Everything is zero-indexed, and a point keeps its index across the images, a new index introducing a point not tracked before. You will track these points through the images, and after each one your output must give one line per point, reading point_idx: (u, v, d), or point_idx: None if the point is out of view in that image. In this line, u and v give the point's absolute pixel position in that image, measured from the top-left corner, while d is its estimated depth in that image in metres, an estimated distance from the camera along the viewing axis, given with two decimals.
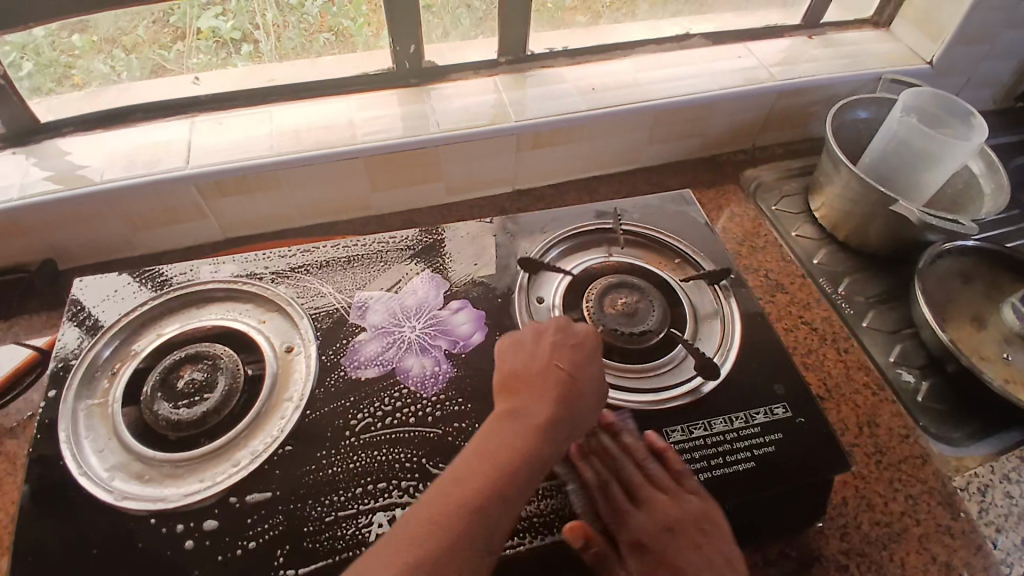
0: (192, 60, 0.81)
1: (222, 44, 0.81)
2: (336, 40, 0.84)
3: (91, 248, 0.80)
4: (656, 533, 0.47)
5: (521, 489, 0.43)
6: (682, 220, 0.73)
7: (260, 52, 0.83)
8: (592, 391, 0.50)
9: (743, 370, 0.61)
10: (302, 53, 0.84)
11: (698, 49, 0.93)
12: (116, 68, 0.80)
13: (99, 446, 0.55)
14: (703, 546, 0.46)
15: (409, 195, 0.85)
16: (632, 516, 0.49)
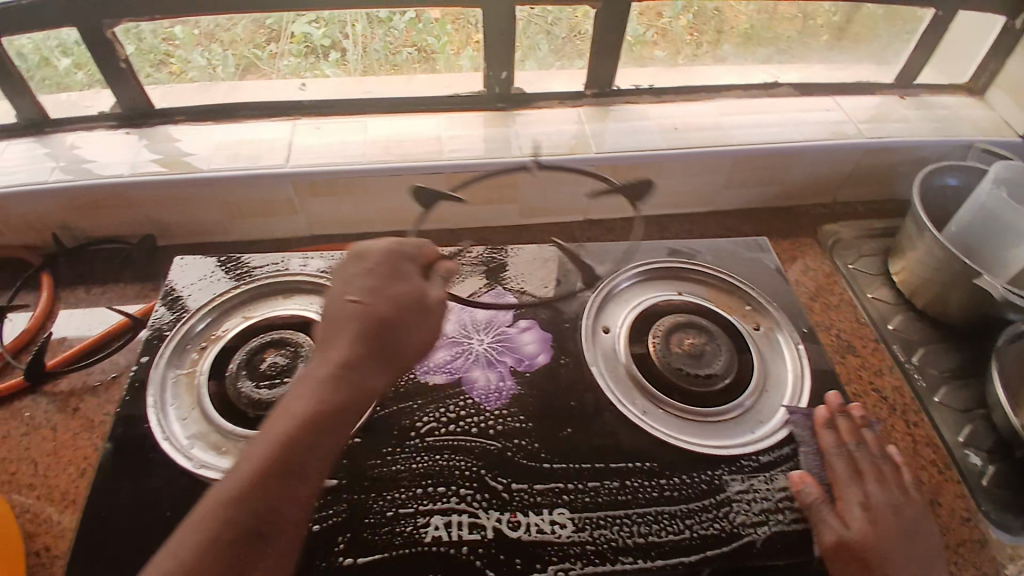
0: (282, 63, 0.85)
1: (312, 50, 0.84)
2: (418, 56, 0.86)
3: (186, 229, 0.85)
4: (882, 506, 0.54)
5: (327, 434, 0.45)
6: (758, 268, 0.73)
7: (347, 61, 0.86)
8: (389, 322, 0.52)
9: (806, 426, 0.60)
10: (388, 66, 0.87)
11: (785, 98, 0.93)
12: (213, 63, 0.85)
13: (183, 415, 0.59)
14: (918, 536, 0.53)
15: (484, 213, 0.88)
16: (863, 485, 0.55)
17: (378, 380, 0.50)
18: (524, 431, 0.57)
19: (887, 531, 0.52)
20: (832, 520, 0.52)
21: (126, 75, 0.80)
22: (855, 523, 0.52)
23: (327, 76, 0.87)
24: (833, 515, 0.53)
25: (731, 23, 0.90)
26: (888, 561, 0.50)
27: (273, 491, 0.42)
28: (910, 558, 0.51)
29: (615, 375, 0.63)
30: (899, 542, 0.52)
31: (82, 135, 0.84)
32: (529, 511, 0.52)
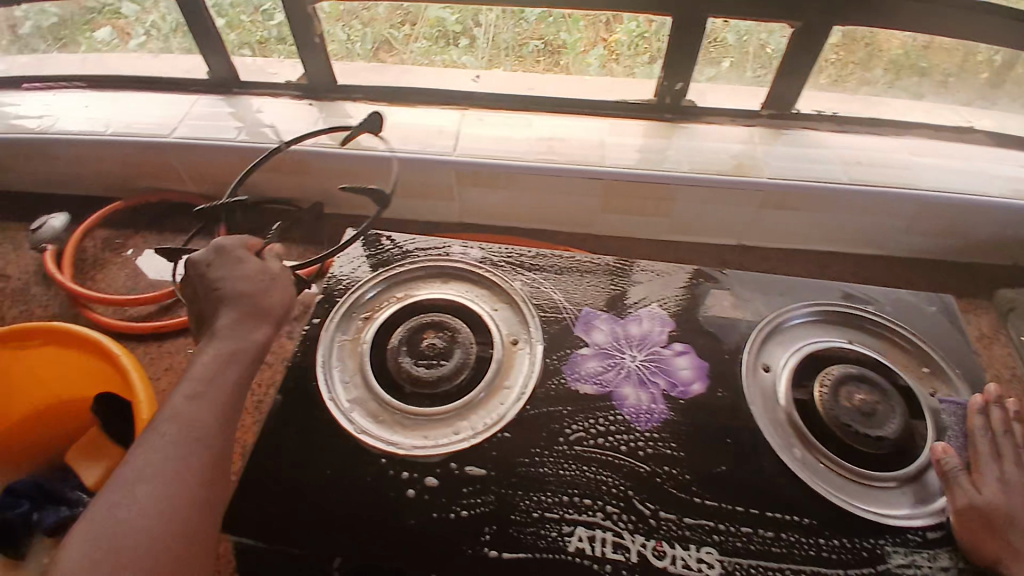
0: (415, 45, 0.87)
1: (443, 34, 0.85)
2: (544, 50, 0.85)
3: (348, 200, 0.90)
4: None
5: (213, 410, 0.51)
6: (939, 330, 0.68)
7: (475, 47, 0.86)
8: (248, 297, 0.57)
9: (958, 413, 0.61)
10: (515, 57, 0.86)
11: (978, 148, 0.83)
12: (352, 38, 0.86)
13: (345, 378, 0.61)
14: None
15: (634, 224, 0.87)
16: (1008, 464, 0.56)
17: (255, 336, 0.56)
18: (677, 459, 0.56)
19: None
20: (966, 487, 0.55)
21: (317, 48, 0.84)
22: (991, 491, 0.54)
23: (460, 63, 0.88)
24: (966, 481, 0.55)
25: (882, 48, 0.79)
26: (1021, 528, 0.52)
27: (191, 474, 0.47)
28: None
29: (773, 418, 0.60)
30: None
31: (268, 100, 0.90)
32: (676, 542, 0.51)
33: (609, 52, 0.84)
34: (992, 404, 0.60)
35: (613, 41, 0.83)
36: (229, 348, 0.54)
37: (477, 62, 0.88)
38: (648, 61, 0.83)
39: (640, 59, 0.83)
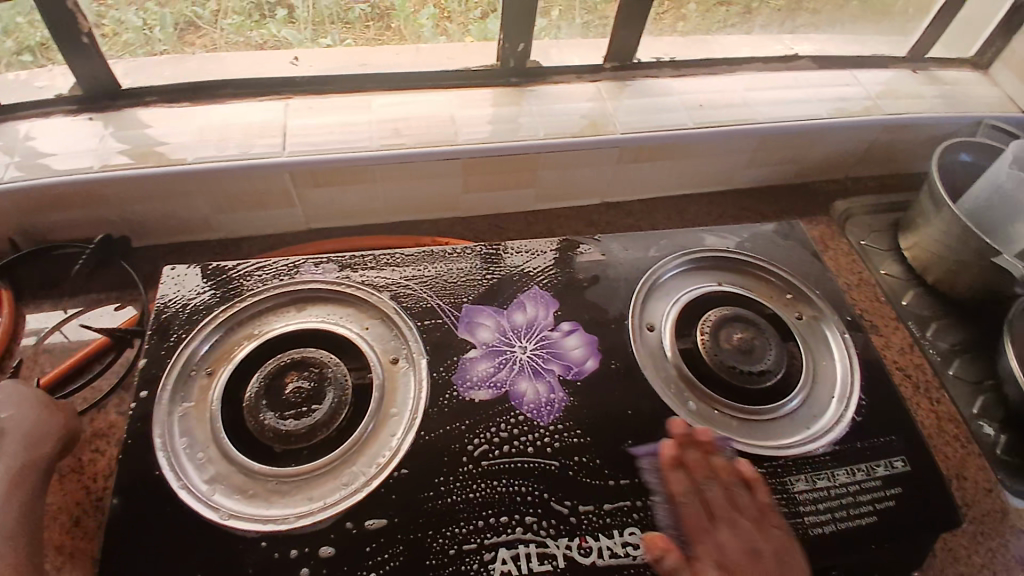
0: (226, 21, 0.75)
1: (257, 7, 0.75)
2: (372, 12, 0.78)
3: (166, 225, 0.76)
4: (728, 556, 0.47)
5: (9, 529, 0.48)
6: (794, 254, 0.71)
7: (296, 18, 0.76)
8: (18, 424, 0.53)
9: (654, 467, 0.53)
10: (343, 25, 0.77)
11: (806, 72, 0.90)
12: (149, 23, 0.72)
13: (198, 456, 0.52)
14: None
15: (500, 200, 0.83)
16: (715, 532, 0.48)
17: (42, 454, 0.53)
18: (584, 447, 0.54)
19: None
20: None
21: (89, 51, 0.69)
22: None
23: (281, 38, 0.77)
24: None
25: None
26: None
27: None
28: None
29: (666, 376, 0.60)
30: None
31: (38, 122, 0.73)
32: (599, 534, 0.50)
33: (441, 12, 0.79)
34: (687, 444, 0.53)
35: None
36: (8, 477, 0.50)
37: (303, 40, 0.78)
38: (477, 17, 0.79)
39: (472, 15, 0.79)
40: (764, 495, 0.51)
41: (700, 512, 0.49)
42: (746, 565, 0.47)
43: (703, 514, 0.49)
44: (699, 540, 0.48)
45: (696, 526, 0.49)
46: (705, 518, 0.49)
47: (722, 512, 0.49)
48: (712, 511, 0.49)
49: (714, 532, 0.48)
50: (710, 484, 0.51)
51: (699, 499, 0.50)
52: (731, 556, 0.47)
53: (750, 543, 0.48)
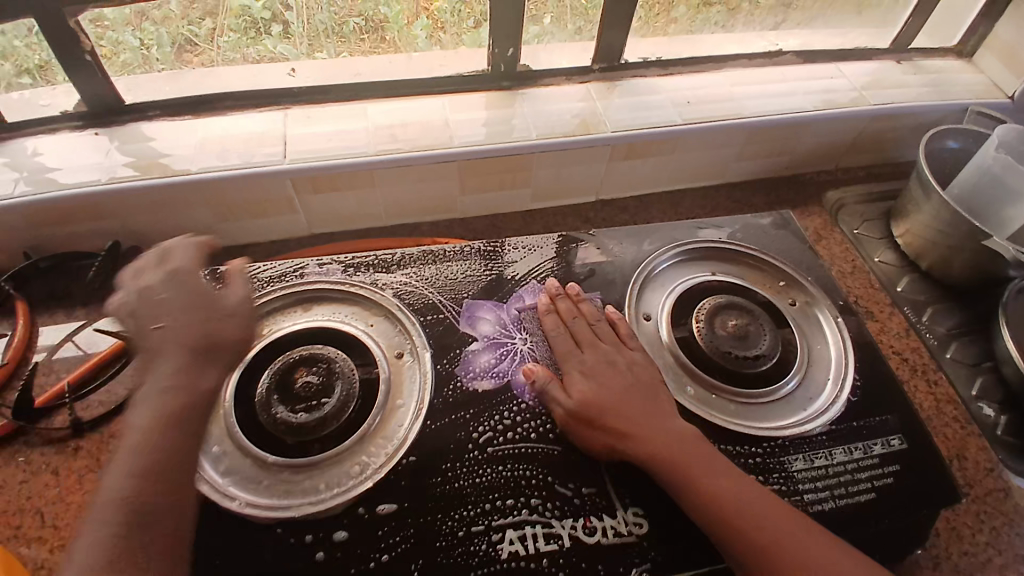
0: (222, 39, 0.76)
1: (252, 23, 0.76)
2: (366, 25, 0.80)
3: (173, 235, 0.79)
4: (590, 367, 0.57)
5: (175, 467, 0.45)
6: (786, 243, 0.73)
7: (291, 33, 0.78)
8: (170, 338, 0.50)
9: (534, 318, 0.63)
10: (333, 37, 0.79)
11: (789, 67, 0.92)
12: (146, 43, 0.74)
13: (215, 450, 0.54)
14: (641, 389, 0.56)
15: (497, 200, 0.85)
16: (578, 355, 0.59)
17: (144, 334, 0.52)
18: None
19: (604, 388, 0.55)
20: (559, 394, 0.55)
21: (92, 69, 0.71)
22: (576, 391, 0.55)
23: (277, 53, 0.79)
24: (556, 391, 0.56)
25: None
26: (607, 411, 0.54)
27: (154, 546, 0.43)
28: (604, 398, 0.55)
29: (663, 363, 0.62)
30: (618, 396, 0.55)
31: (44, 139, 0.75)
32: (603, 514, 0.51)
33: (433, 22, 0.80)
34: (557, 292, 0.63)
35: (434, 10, 0.79)
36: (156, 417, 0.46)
37: (298, 53, 0.80)
38: (472, 27, 0.80)
39: (465, 25, 0.80)
40: (619, 325, 0.62)
41: (569, 340, 0.60)
42: (604, 370, 0.57)
43: (569, 340, 0.60)
44: (566, 358, 0.59)
45: (563, 348, 0.59)
46: (574, 345, 0.60)
47: (585, 338, 0.60)
48: (578, 338, 0.60)
49: (578, 351, 0.59)
50: (576, 319, 0.62)
51: (567, 330, 0.61)
52: (591, 366, 0.57)
53: (607, 357, 0.58)
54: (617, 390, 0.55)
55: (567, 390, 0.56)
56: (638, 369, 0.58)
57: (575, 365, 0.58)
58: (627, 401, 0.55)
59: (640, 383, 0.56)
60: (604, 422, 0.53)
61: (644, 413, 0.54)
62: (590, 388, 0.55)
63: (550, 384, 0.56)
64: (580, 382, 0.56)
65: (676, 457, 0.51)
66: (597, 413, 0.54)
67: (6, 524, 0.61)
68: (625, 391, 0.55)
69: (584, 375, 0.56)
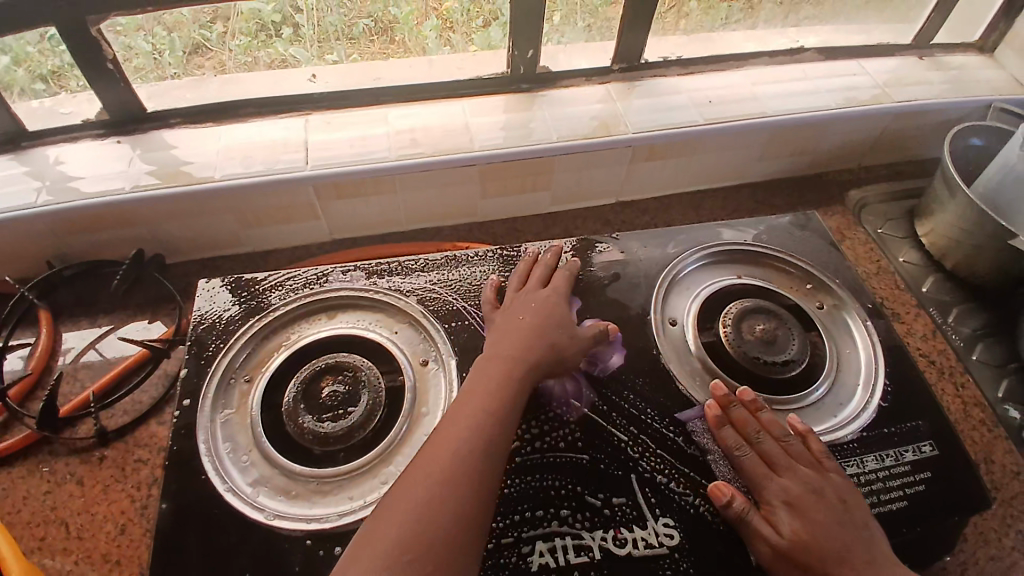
0: (233, 42, 0.76)
1: (262, 27, 0.75)
2: (376, 27, 0.79)
3: (193, 241, 0.79)
4: (798, 496, 0.50)
5: (478, 395, 0.49)
6: (812, 245, 0.72)
7: (301, 36, 0.77)
8: (540, 331, 0.55)
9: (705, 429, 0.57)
10: (342, 39, 0.78)
11: (811, 64, 0.91)
12: (158, 47, 0.73)
13: (242, 459, 0.54)
14: (853, 524, 0.49)
15: (517, 204, 0.84)
16: (775, 481, 0.51)
17: (524, 325, 0.55)
18: (615, 441, 0.55)
19: (820, 525, 0.48)
20: (768, 534, 0.48)
21: (113, 76, 0.72)
22: (787, 530, 0.48)
23: (289, 56, 0.78)
24: (765, 528, 0.49)
25: None
26: (829, 559, 0.46)
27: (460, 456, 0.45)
28: (824, 542, 0.47)
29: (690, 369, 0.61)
30: (835, 533, 0.48)
31: (67, 147, 0.75)
32: (633, 525, 0.51)
33: (445, 22, 0.79)
34: (732, 401, 0.56)
35: (444, 10, 0.78)
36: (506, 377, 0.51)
37: (310, 58, 0.79)
38: (482, 26, 0.80)
39: (475, 25, 0.80)
40: (812, 443, 0.54)
41: (759, 460, 0.53)
42: (811, 502, 0.49)
43: (762, 461, 0.52)
44: (762, 484, 0.51)
45: (758, 472, 0.52)
46: (765, 466, 0.52)
47: (777, 458, 0.52)
48: (772, 461, 0.52)
49: (774, 476, 0.51)
50: (763, 433, 0.54)
51: (753, 446, 0.54)
52: (797, 496, 0.50)
53: (810, 483, 0.50)
54: (836, 530, 0.48)
55: (774, 526, 0.48)
56: (843, 497, 0.50)
57: (777, 494, 0.50)
58: (848, 546, 0.47)
59: (840, 511, 0.49)
60: (822, 571, 0.46)
61: (851, 549, 0.47)
62: (804, 529, 0.48)
63: (750, 516, 0.49)
64: (783, 513, 0.49)
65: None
66: (807, 553, 0.47)
67: (32, 536, 0.61)
68: (837, 528, 0.48)
69: (790, 507, 0.49)
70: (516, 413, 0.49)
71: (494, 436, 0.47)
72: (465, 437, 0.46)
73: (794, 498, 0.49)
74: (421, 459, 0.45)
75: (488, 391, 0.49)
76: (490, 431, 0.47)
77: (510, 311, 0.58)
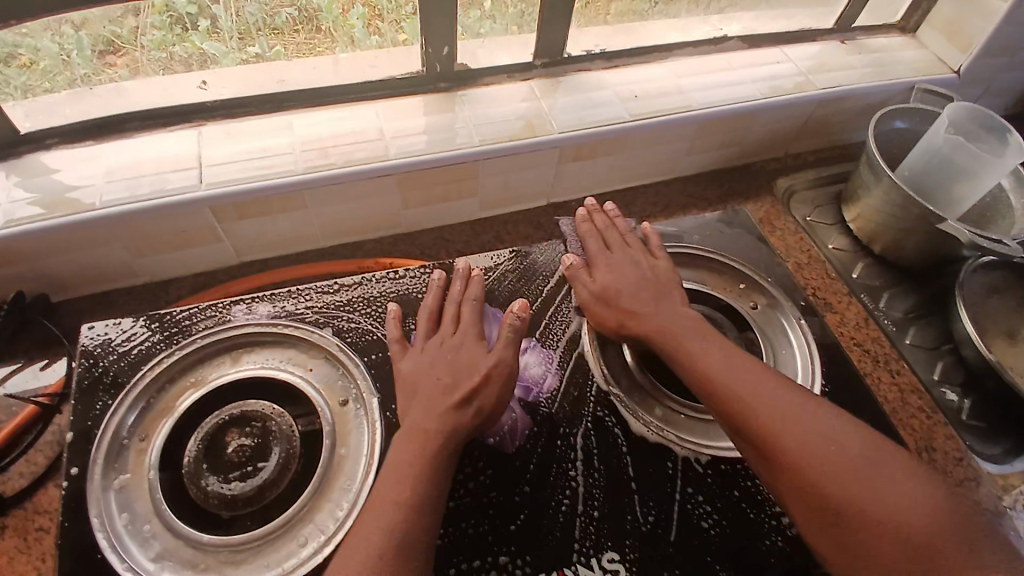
0: (146, 37, 0.67)
1: (177, 19, 0.67)
2: (299, 16, 0.72)
3: (82, 278, 0.71)
4: (619, 263, 0.61)
5: (390, 482, 0.46)
6: (744, 244, 0.71)
7: (219, 28, 0.69)
8: (448, 390, 0.51)
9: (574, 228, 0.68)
10: (263, 31, 0.71)
11: (735, 54, 0.89)
12: (65, 47, 0.65)
13: (142, 531, 0.49)
14: (658, 280, 0.59)
15: (442, 212, 0.80)
16: (600, 255, 0.62)
17: (434, 386, 0.51)
18: (555, 470, 0.52)
19: (619, 273, 0.60)
20: (580, 283, 0.61)
21: None
22: (597, 278, 0.60)
23: (205, 51, 0.70)
24: (580, 278, 0.61)
25: None
26: (618, 294, 0.58)
27: (376, 555, 0.42)
28: (622, 289, 0.58)
29: (629, 384, 0.58)
30: (639, 281, 0.59)
31: None
32: (578, 564, 0.48)
33: (371, 9, 0.73)
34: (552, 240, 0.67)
35: None
36: (416, 459, 0.47)
37: (228, 52, 0.71)
38: (412, 12, 0.72)
39: (405, 11, 0.73)
40: (653, 240, 0.64)
41: (600, 239, 0.64)
42: (628, 267, 0.60)
43: (600, 242, 0.63)
44: (595, 254, 0.62)
45: (594, 248, 0.63)
46: (601, 246, 0.63)
47: (608, 235, 0.64)
48: (608, 242, 0.63)
49: (606, 251, 0.62)
50: (612, 229, 0.65)
51: (603, 232, 0.64)
52: (613, 265, 0.60)
53: (631, 261, 0.61)
54: (637, 283, 0.59)
55: (592, 280, 0.60)
56: (655, 263, 0.61)
57: (602, 261, 0.61)
58: (644, 295, 0.57)
59: (661, 282, 0.59)
60: (615, 304, 0.58)
61: (661, 306, 0.57)
62: (608, 280, 0.59)
63: (577, 271, 0.62)
64: (602, 265, 0.61)
65: (648, 313, 0.56)
66: (622, 301, 0.57)
67: None
68: (638, 277, 0.59)
69: (609, 264, 0.61)
70: (435, 495, 0.46)
71: (410, 530, 0.44)
72: (373, 539, 0.43)
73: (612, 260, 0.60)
74: (337, 560, 0.43)
75: (398, 478, 0.46)
76: (401, 528, 0.44)
77: (419, 361, 0.54)
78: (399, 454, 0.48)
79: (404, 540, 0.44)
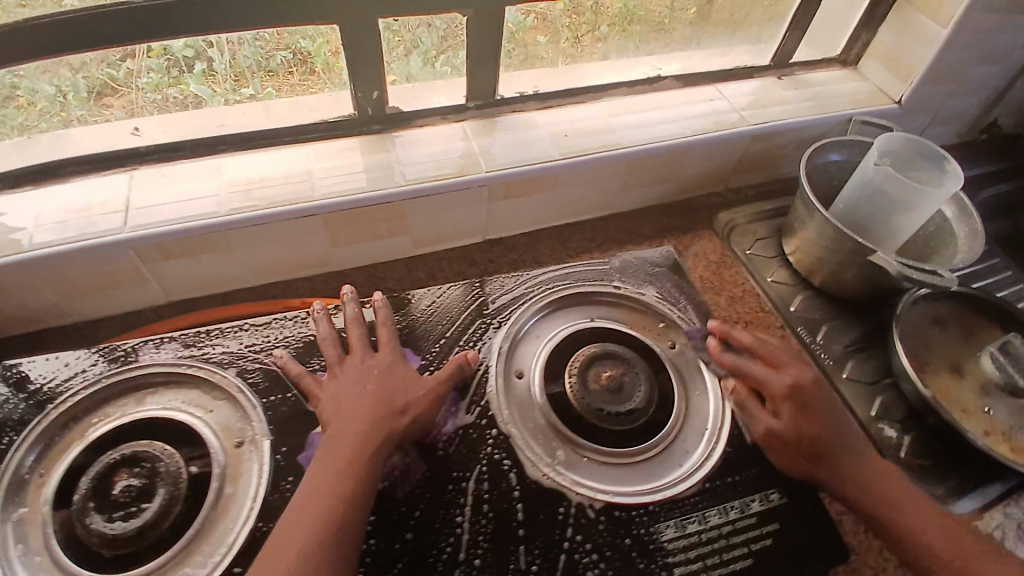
0: (141, 80, 0.71)
1: (172, 62, 0.70)
2: (294, 59, 0.74)
3: (12, 319, 0.72)
4: (786, 391, 0.58)
5: (327, 479, 0.49)
6: (670, 287, 0.70)
7: (214, 69, 0.72)
8: (385, 398, 0.54)
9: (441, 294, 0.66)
10: (258, 73, 0.74)
11: (668, 92, 0.90)
12: (62, 90, 0.68)
13: (32, 565, 0.49)
14: (832, 401, 0.58)
15: (375, 249, 0.80)
16: (772, 383, 0.58)
17: (370, 392, 0.54)
18: (445, 516, 0.52)
19: (795, 401, 0.57)
20: (760, 420, 0.58)
21: None
22: (784, 416, 0.57)
23: (196, 94, 0.73)
24: (756, 416, 0.58)
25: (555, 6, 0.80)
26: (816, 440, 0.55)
27: (314, 549, 0.46)
28: (806, 424, 0.56)
29: (533, 426, 0.58)
30: (818, 410, 0.57)
31: None
32: None
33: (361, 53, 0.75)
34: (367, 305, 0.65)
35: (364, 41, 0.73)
36: (352, 461, 0.50)
37: (215, 95, 0.74)
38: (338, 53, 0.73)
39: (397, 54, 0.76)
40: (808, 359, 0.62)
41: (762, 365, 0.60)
42: (802, 392, 0.57)
43: (766, 364, 0.60)
44: (765, 378, 0.59)
45: (763, 374, 0.59)
46: (771, 369, 0.60)
47: (769, 359, 0.60)
48: (773, 361, 0.60)
49: (778, 373, 0.59)
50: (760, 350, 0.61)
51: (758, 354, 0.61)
52: (786, 396, 0.57)
53: (808, 384, 0.58)
54: (824, 421, 0.56)
55: (775, 417, 0.57)
56: (822, 388, 0.58)
57: (775, 387, 0.58)
58: (831, 432, 0.56)
59: (832, 408, 0.58)
60: (813, 451, 0.55)
61: (849, 449, 0.56)
62: (794, 418, 0.56)
63: (748, 404, 0.59)
64: (789, 406, 0.57)
65: (835, 455, 0.55)
66: (819, 450, 0.55)
67: None
68: (818, 411, 0.56)
69: (796, 402, 0.57)
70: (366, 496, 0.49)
71: (341, 529, 0.47)
72: (314, 532, 0.47)
73: (794, 388, 0.57)
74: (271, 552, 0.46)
75: (335, 475, 0.49)
76: (337, 524, 0.47)
77: (353, 373, 0.56)
78: (336, 453, 0.51)
79: (340, 533, 0.47)
